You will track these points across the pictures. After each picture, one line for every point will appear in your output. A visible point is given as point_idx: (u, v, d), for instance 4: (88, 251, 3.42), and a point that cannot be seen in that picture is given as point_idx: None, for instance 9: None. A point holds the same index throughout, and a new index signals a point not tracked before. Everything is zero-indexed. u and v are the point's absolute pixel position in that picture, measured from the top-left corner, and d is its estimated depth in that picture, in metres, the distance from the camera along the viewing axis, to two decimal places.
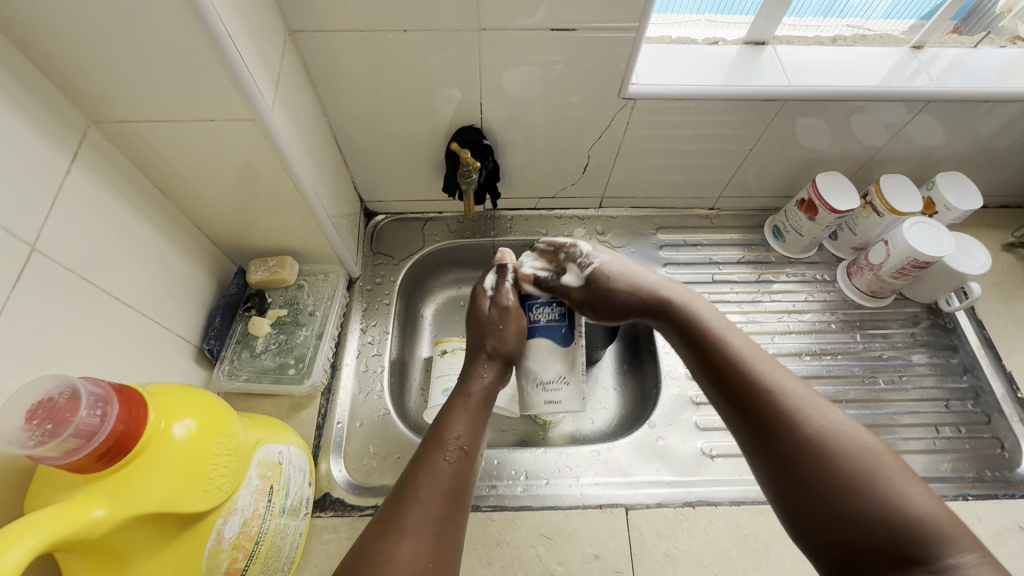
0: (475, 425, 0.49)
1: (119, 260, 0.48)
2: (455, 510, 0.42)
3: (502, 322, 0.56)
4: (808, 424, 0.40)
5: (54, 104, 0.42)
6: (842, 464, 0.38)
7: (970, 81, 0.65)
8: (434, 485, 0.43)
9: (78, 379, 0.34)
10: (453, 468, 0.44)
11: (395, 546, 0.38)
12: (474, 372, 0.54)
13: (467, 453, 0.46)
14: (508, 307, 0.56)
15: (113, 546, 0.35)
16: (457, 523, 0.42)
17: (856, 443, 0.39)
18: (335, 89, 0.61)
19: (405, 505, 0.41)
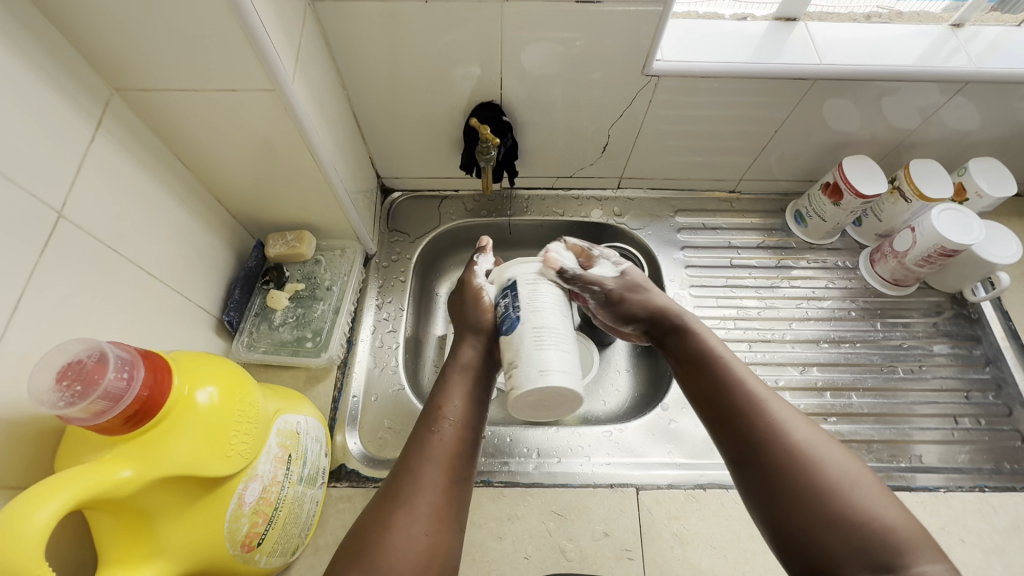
0: (465, 403, 0.49)
1: (142, 229, 0.49)
2: (450, 483, 0.43)
3: (487, 294, 0.55)
4: (796, 441, 0.42)
5: (78, 72, 0.42)
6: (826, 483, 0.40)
7: (1010, 61, 0.62)
8: (426, 464, 0.43)
9: (106, 343, 0.35)
10: (446, 446, 0.45)
11: (392, 523, 0.39)
12: (456, 349, 0.53)
13: (461, 430, 0.46)
14: (499, 276, 0.56)
15: (141, 507, 0.36)
16: (454, 496, 0.43)
17: (839, 466, 0.41)
18: (354, 61, 0.60)
19: (401, 485, 0.42)
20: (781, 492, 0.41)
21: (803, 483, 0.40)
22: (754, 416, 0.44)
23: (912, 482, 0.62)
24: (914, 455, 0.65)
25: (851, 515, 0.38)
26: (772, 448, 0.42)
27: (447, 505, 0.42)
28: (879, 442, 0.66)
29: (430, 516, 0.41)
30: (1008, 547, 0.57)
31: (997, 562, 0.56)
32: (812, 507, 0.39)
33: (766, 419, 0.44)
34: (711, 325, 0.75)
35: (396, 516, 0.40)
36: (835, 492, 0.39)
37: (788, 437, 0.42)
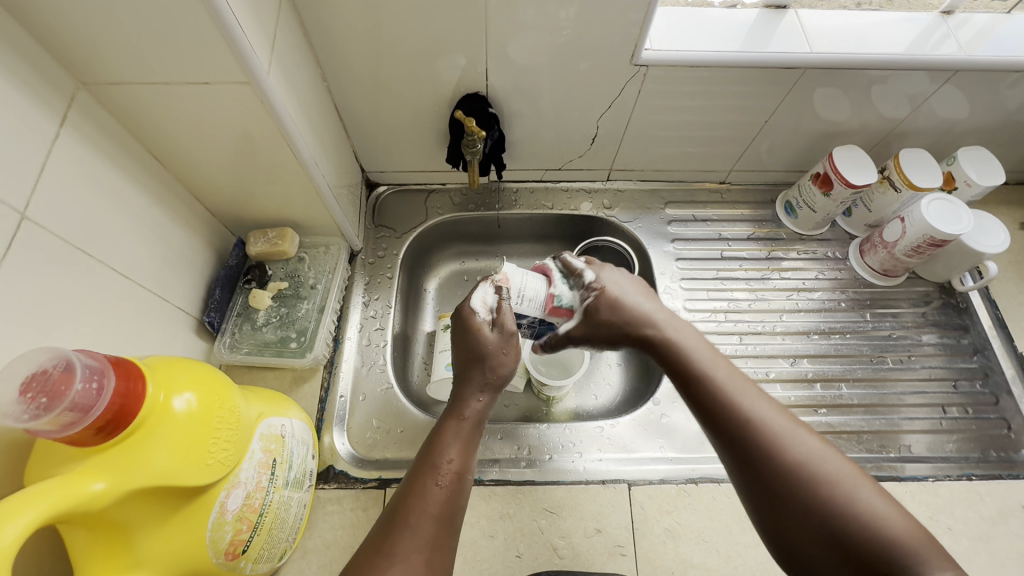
0: (469, 449, 0.46)
1: (114, 230, 0.47)
2: (447, 533, 0.41)
3: (503, 349, 0.51)
4: (778, 430, 0.41)
5: (40, 65, 0.40)
6: (811, 471, 0.39)
7: (1000, 49, 0.62)
8: (426, 512, 0.41)
9: (72, 352, 0.33)
10: (447, 494, 0.42)
11: (384, 571, 0.37)
12: (462, 396, 0.49)
13: (462, 478, 0.44)
14: (510, 330, 0.51)
15: (117, 519, 0.35)
16: (448, 548, 0.40)
17: (823, 454, 0.40)
18: (334, 52, 0.58)
19: (397, 531, 0.39)
20: (770, 485, 0.40)
21: (790, 475, 0.39)
22: (732, 408, 0.43)
23: (900, 472, 0.62)
24: (903, 445, 0.66)
25: (843, 503, 0.38)
26: (756, 435, 0.41)
27: (444, 552, 0.40)
28: (868, 433, 0.66)
29: (427, 564, 0.38)
30: (994, 534, 0.58)
31: (983, 550, 0.57)
32: (801, 498, 0.39)
33: (742, 407, 0.43)
34: (702, 318, 0.74)
35: (389, 564, 0.37)
36: (821, 477, 0.39)
37: (771, 427, 0.41)
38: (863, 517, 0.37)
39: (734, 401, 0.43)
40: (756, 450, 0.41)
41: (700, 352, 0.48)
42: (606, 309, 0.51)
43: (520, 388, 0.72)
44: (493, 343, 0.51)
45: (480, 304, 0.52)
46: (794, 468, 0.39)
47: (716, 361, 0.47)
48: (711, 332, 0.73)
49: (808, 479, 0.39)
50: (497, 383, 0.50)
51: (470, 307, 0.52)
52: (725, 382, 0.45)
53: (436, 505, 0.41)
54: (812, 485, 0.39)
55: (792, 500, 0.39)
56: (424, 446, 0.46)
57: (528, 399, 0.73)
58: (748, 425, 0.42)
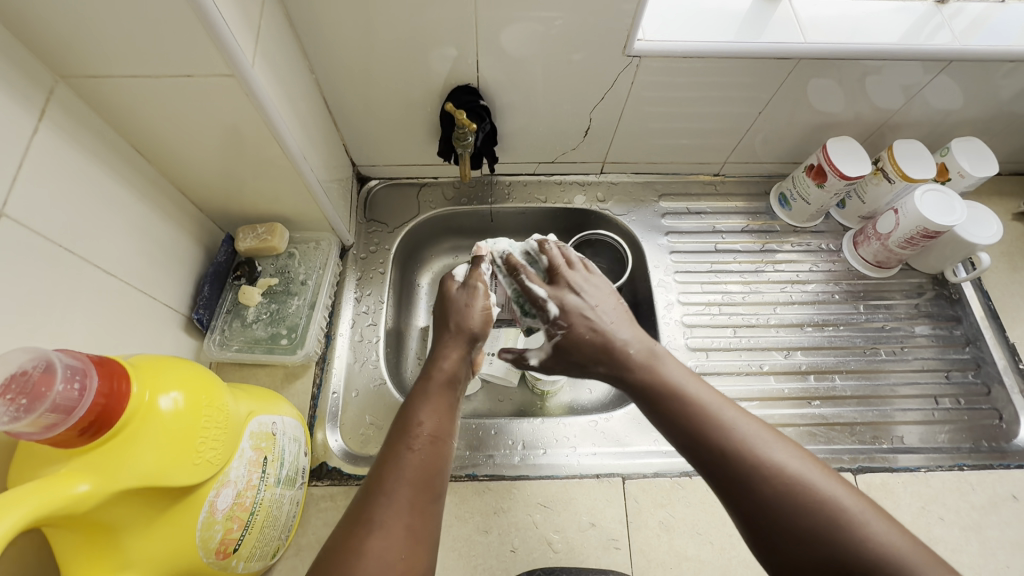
0: (444, 412, 0.45)
1: (97, 226, 0.46)
2: (427, 498, 0.39)
3: (468, 301, 0.55)
4: (761, 455, 0.39)
5: (16, 58, 0.39)
6: (800, 494, 0.36)
7: (994, 39, 0.62)
8: (402, 478, 0.39)
9: (53, 352, 0.32)
10: (423, 458, 0.41)
11: (361, 540, 0.35)
12: (438, 356, 0.50)
13: (439, 440, 0.43)
14: (476, 285, 0.56)
15: (103, 520, 0.34)
16: (431, 512, 0.39)
17: (811, 474, 0.37)
18: (322, 44, 0.57)
19: (374, 500, 0.38)
20: (756, 514, 0.37)
21: (776, 495, 0.37)
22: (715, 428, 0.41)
23: (893, 463, 0.63)
24: (896, 436, 0.66)
25: (835, 526, 0.35)
26: (741, 461, 0.39)
27: (424, 518, 0.38)
28: (861, 424, 0.67)
29: (407, 531, 0.37)
30: (985, 523, 0.58)
31: (974, 539, 0.57)
32: (790, 524, 0.36)
33: (722, 434, 0.40)
34: (696, 311, 0.74)
35: (368, 533, 0.36)
36: (813, 502, 0.36)
37: (755, 451, 0.39)
38: (859, 541, 0.34)
39: (714, 427, 0.41)
40: (741, 477, 0.38)
41: (676, 378, 0.46)
42: (576, 340, 0.52)
43: (514, 382, 0.72)
44: (455, 301, 0.55)
45: (461, 273, 0.59)
46: (780, 494, 0.37)
47: (694, 386, 0.45)
48: (705, 325, 0.73)
49: (795, 504, 0.36)
50: (467, 330, 0.52)
51: (452, 274, 0.59)
52: (704, 405, 0.43)
53: (411, 470, 0.40)
54: (800, 511, 0.36)
55: (783, 527, 0.36)
56: (398, 417, 0.45)
57: (523, 393, 0.73)
58: (732, 452, 0.39)
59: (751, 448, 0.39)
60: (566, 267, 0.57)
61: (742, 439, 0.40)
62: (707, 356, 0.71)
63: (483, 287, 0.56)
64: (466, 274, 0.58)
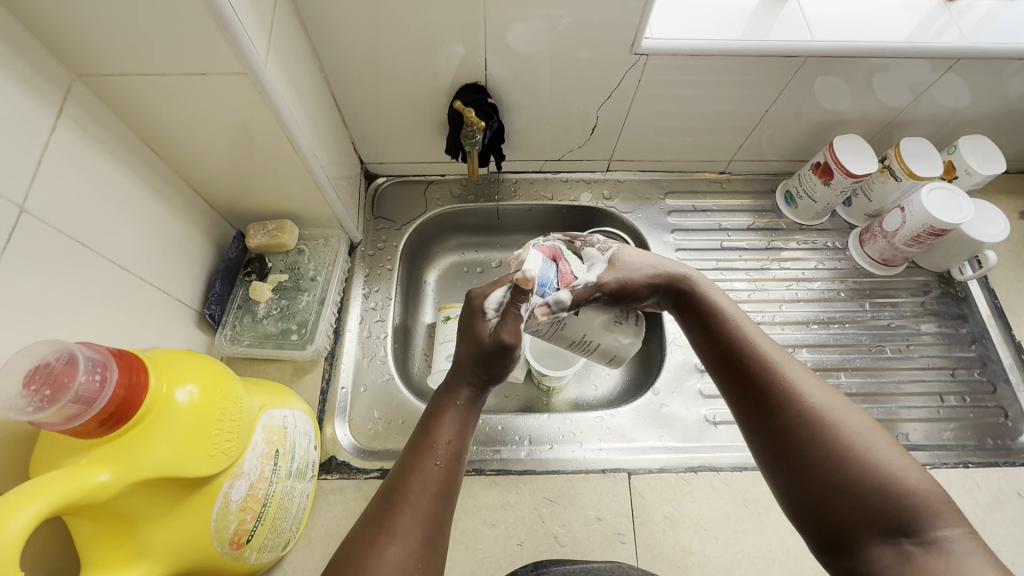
0: (466, 425, 0.45)
1: (113, 222, 0.47)
2: (444, 511, 0.40)
3: (501, 351, 0.45)
4: (809, 401, 0.39)
5: (35, 57, 0.39)
6: (842, 444, 0.37)
7: (1002, 37, 0.62)
8: (424, 490, 0.40)
9: (74, 344, 0.33)
10: (444, 473, 0.41)
11: (384, 548, 0.37)
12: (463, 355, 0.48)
13: (459, 458, 0.43)
14: (512, 339, 0.46)
15: (122, 510, 0.35)
16: (445, 524, 0.40)
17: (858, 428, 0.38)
18: (332, 43, 0.57)
19: (397, 507, 0.39)
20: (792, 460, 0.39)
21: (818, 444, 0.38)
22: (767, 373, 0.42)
23: None
24: (901, 433, 0.66)
25: (867, 480, 0.36)
26: (785, 408, 0.40)
27: (439, 530, 0.39)
28: None
29: (424, 541, 0.38)
30: (990, 520, 0.58)
31: (979, 536, 0.57)
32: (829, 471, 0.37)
33: (772, 377, 0.41)
34: None
35: (390, 540, 0.37)
36: (855, 453, 0.37)
37: (803, 399, 0.40)
38: (891, 496, 0.35)
39: (766, 369, 0.42)
40: (781, 425, 0.40)
41: (735, 320, 0.46)
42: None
43: (520, 378, 0.72)
44: (490, 347, 0.45)
45: (495, 299, 0.47)
46: (820, 442, 0.38)
47: (751, 330, 0.45)
48: None
49: (834, 453, 0.37)
50: (489, 376, 0.46)
51: (482, 302, 0.47)
52: (756, 350, 0.43)
53: (434, 483, 0.41)
54: (837, 459, 0.37)
55: (815, 475, 0.38)
56: (422, 421, 0.45)
57: (528, 389, 0.73)
58: (780, 395, 0.40)
59: (802, 399, 0.40)
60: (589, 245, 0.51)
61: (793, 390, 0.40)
62: None
63: (519, 337, 0.45)
64: (501, 304, 0.46)
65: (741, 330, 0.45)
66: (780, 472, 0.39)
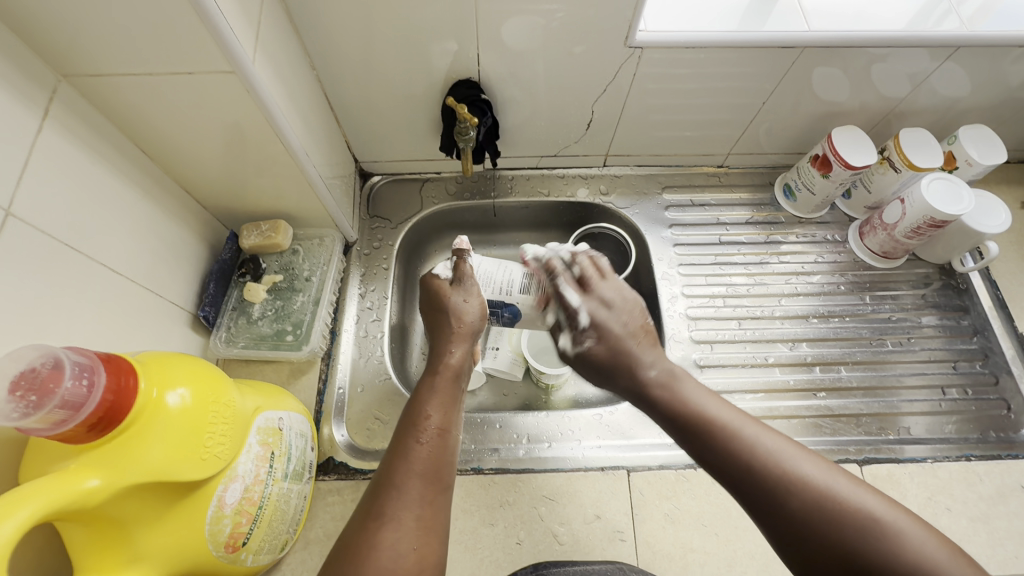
0: (448, 406, 0.46)
1: (103, 224, 0.47)
2: (436, 489, 0.41)
3: (467, 300, 0.54)
4: (793, 470, 0.40)
5: (19, 58, 0.39)
6: (827, 505, 0.38)
7: (1002, 24, 0.61)
8: (411, 470, 0.41)
9: (61, 349, 0.33)
10: (430, 450, 0.42)
11: (376, 532, 0.37)
12: (440, 351, 0.51)
13: (445, 433, 0.44)
14: (470, 287, 0.54)
15: (113, 515, 0.35)
16: (440, 501, 0.40)
17: (841, 485, 0.39)
18: (323, 40, 0.57)
19: (385, 493, 0.39)
20: (793, 533, 0.38)
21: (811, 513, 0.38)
22: (741, 446, 0.42)
23: (900, 454, 0.63)
24: (902, 427, 0.66)
25: (863, 531, 0.37)
26: (767, 477, 0.40)
27: (435, 507, 0.40)
28: (867, 415, 0.66)
29: (418, 522, 0.38)
30: (993, 514, 0.58)
31: (982, 530, 0.57)
32: (832, 539, 0.37)
33: (749, 450, 0.41)
34: (700, 304, 0.74)
35: (381, 524, 0.37)
36: (843, 513, 0.37)
37: (784, 465, 0.40)
38: (892, 549, 0.36)
39: (742, 443, 0.42)
40: (769, 491, 0.40)
41: (692, 397, 0.46)
42: (602, 354, 0.50)
43: (519, 376, 0.72)
44: (455, 297, 0.54)
45: (445, 269, 0.56)
46: (809, 507, 0.38)
47: (710, 403, 0.45)
48: (709, 318, 0.73)
49: (835, 523, 0.37)
50: (467, 330, 0.52)
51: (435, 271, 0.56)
52: (726, 423, 0.43)
53: (420, 462, 0.41)
54: (827, 518, 0.37)
55: (813, 535, 0.37)
56: (404, 409, 0.46)
57: (527, 386, 0.73)
58: (758, 467, 0.40)
59: (783, 468, 0.40)
60: (596, 278, 0.53)
61: (773, 460, 0.40)
62: (711, 348, 0.71)
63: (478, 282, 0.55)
64: (454, 268, 0.56)
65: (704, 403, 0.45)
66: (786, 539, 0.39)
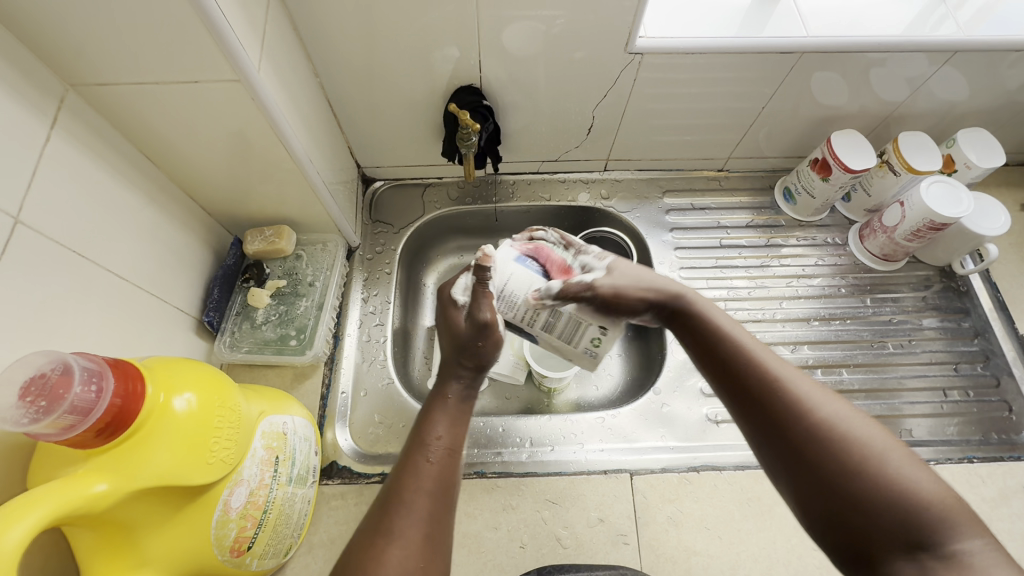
0: (456, 427, 0.46)
1: (110, 230, 0.47)
2: (443, 509, 0.40)
3: (479, 339, 0.49)
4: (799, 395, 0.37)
5: (28, 67, 0.40)
6: (848, 453, 0.35)
7: (999, 29, 0.61)
8: (421, 486, 0.40)
9: (70, 354, 0.33)
10: (439, 469, 0.42)
11: (384, 549, 0.36)
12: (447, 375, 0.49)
13: (454, 454, 0.44)
14: (487, 320, 0.49)
15: (119, 520, 0.35)
16: (447, 522, 0.40)
17: (850, 422, 0.36)
18: (326, 48, 0.57)
19: (395, 508, 0.39)
20: (782, 449, 0.37)
21: (806, 436, 0.36)
22: (749, 367, 0.40)
23: None
24: (904, 429, 0.66)
25: (858, 463, 0.34)
26: (768, 395, 0.38)
27: (441, 527, 0.39)
28: None
29: (425, 541, 0.38)
30: (996, 515, 0.58)
31: None
32: (822, 462, 0.35)
33: (770, 384, 0.39)
34: None
35: (389, 541, 0.36)
36: (840, 441, 0.35)
37: (788, 388, 0.38)
38: (885, 480, 0.33)
39: (749, 367, 0.40)
40: (767, 409, 0.38)
41: (723, 323, 0.44)
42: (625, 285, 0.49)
43: (521, 380, 0.72)
44: (467, 332, 0.49)
45: (461, 283, 0.51)
46: (808, 428, 0.36)
47: (735, 330, 0.44)
48: None
49: (827, 446, 0.35)
50: (475, 362, 0.49)
51: (450, 287, 0.52)
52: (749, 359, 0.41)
53: (431, 480, 0.41)
54: (824, 442, 0.35)
55: (803, 454, 0.36)
56: (414, 428, 0.46)
57: (529, 390, 0.73)
58: (761, 386, 0.39)
59: (791, 391, 0.38)
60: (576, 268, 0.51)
61: (781, 384, 0.38)
62: None
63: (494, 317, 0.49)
64: (469, 290, 0.51)
65: (727, 329, 0.44)
66: (775, 457, 0.37)
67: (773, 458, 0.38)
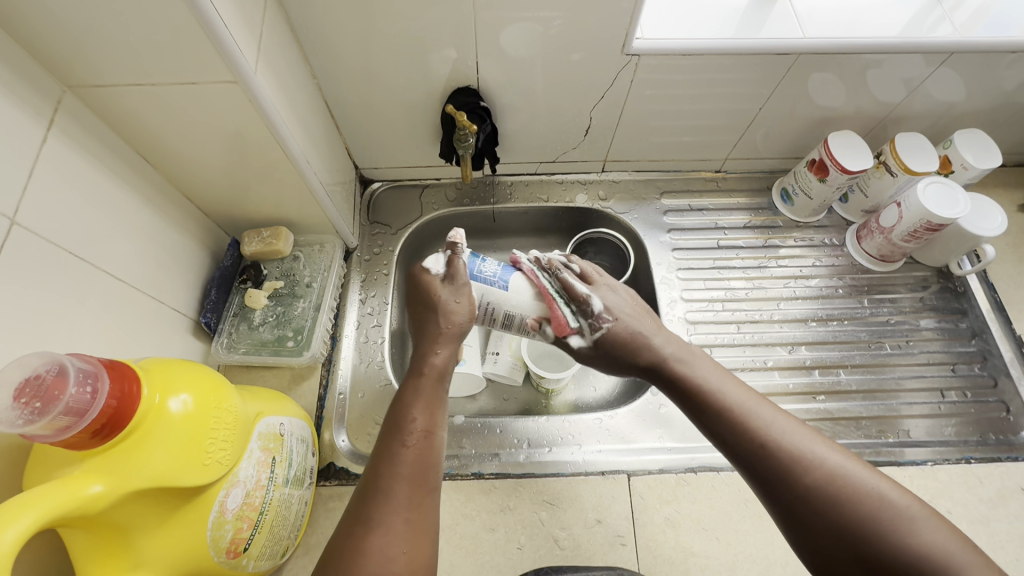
0: (433, 407, 0.46)
1: (107, 231, 0.47)
2: (423, 491, 0.41)
3: (457, 299, 0.50)
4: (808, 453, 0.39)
5: (25, 68, 0.40)
6: (844, 493, 0.38)
7: (996, 30, 0.61)
8: (397, 472, 0.41)
9: (65, 355, 0.33)
10: (415, 452, 0.42)
11: (365, 539, 0.37)
12: (425, 351, 0.49)
13: (431, 433, 0.44)
14: (463, 285, 0.50)
15: (115, 521, 0.35)
16: (427, 503, 0.41)
17: (855, 471, 0.39)
18: (324, 49, 0.58)
19: (373, 497, 0.40)
20: (798, 509, 0.39)
21: (819, 495, 0.38)
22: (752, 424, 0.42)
23: (899, 457, 0.63)
24: (902, 430, 0.66)
25: (871, 519, 0.36)
26: (776, 456, 0.40)
27: (422, 510, 0.40)
28: (867, 418, 0.67)
29: (406, 526, 0.39)
30: (993, 516, 0.58)
31: (983, 533, 0.57)
32: (837, 519, 0.37)
33: (763, 435, 0.41)
34: (699, 308, 0.74)
35: (368, 530, 0.38)
36: (853, 496, 0.37)
37: (795, 447, 0.40)
38: (898, 536, 0.36)
39: (753, 425, 0.42)
40: (779, 468, 0.40)
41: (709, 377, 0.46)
42: (619, 338, 0.50)
43: (519, 381, 0.72)
44: (444, 297, 0.50)
45: (435, 261, 0.52)
46: (821, 487, 0.38)
47: (725, 385, 0.45)
48: (709, 321, 0.73)
49: (842, 503, 0.37)
50: (454, 330, 0.50)
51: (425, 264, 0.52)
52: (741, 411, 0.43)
53: (406, 464, 0.41)
54: (838, 501, 0.37)
55: (819, 515, 0.38)
56: (389, 413, 0.46)
57: (527, 391, 0.73)
58: (769, 446, 0.40)
59: (799, 449, 0.40)
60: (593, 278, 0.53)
61: (788, 441, 0.40)
62: (711, 353, 0.71)
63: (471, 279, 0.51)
64: (446, 262, 0.51)
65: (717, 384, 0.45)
66: (790, 518, 0.39)
67: (788, 517, 0.39)
